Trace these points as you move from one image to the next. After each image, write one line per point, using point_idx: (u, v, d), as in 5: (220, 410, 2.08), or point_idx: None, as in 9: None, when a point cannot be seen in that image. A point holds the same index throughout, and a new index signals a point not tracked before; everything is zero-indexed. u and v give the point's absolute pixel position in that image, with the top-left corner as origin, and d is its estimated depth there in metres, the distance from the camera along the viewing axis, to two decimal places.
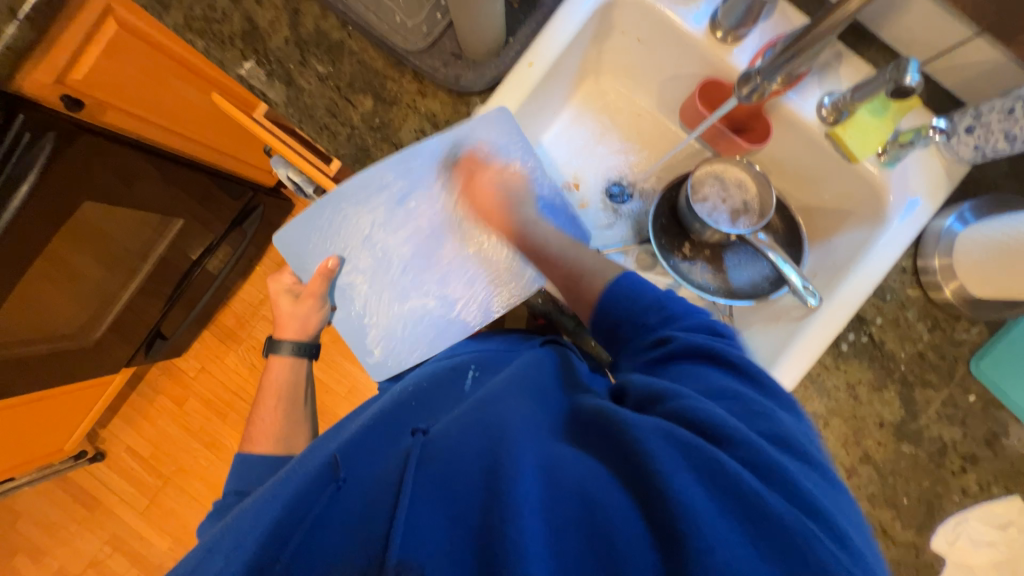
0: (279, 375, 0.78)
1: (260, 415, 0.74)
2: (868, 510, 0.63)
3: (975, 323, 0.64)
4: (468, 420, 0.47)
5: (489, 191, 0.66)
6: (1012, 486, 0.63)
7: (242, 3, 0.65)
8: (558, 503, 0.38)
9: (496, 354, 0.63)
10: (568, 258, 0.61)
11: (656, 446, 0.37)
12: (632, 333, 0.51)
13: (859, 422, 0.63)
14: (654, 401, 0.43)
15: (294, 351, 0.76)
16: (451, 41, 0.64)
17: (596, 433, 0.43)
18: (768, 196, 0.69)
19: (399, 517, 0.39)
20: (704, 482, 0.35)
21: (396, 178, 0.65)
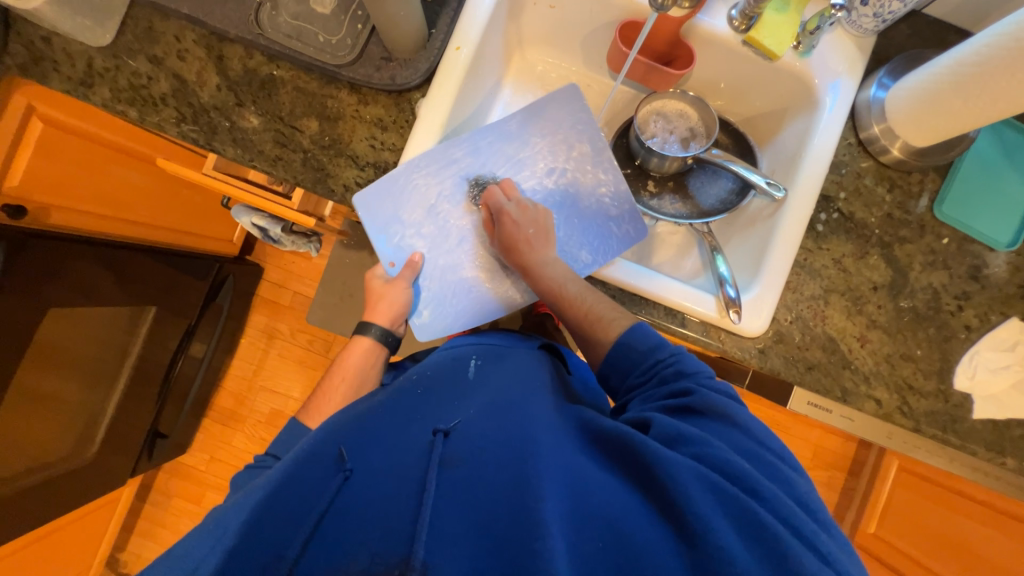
0: (357, 362, 0.71)
1: (328, 394, 0.71)
2: (888, 371, 0.66)
3: (927, 172, 0.68)
4: (499, 439, 0.50)
5: (536, 216, 0.65)
6: (1006, 310, 0.67)
7: (164, 63, 0.65)
8: (578, 520, 0.43)
9: (495, 349, 0.68)
10: (588, 302, 0.61)
11: (693, 487, 0.42)
12: (649, 387, 0.55)
13: (855, 292, 0.67)
14: (680, 441, 0.47)
15: (379, 337, 0.70)
16: (378, 46, 0.65)
17: (615, 450, 0.49)
18: (709, 116, 0.73)
19: (423, 519, 0.44)
20: (736, 527, 0.40)
21: (465, 154, 0.67)
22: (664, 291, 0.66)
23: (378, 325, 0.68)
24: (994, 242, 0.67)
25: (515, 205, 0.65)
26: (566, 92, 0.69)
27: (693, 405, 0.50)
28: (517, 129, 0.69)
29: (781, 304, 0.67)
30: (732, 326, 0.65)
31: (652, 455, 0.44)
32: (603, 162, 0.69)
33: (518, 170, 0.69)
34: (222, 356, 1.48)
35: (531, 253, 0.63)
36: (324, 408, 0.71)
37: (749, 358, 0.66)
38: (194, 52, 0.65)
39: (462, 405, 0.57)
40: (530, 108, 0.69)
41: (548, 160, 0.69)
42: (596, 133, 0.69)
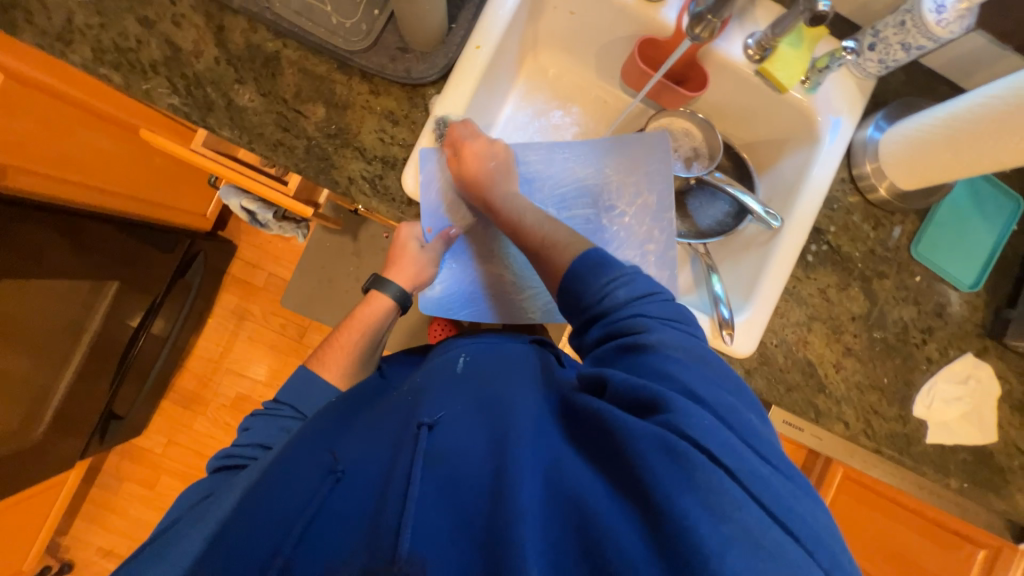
0: (370, 316, 0.69)
1: (335, 346, 0.69)
2: (858, 396, 0.71)
3: (907, 213, 0.73)
4: (481, 430, 0.48)
5: (497, 150, 0.63)
6: (963, 346, 0.73)
7: (156, 27, 0.60)
8: (554, 507, 0.41)
9: (483, 345, 0.64)
10: (545, 230, 0.59)
11: (656, 459, 0.40)
12: (603, 318, 0.52)
13: (835, 320, 0.71)
14: (645, 407, 0.44)
15: (399, 295, 0.68)
16: (394, 35, 0.62)
17: (590, 426, 0.47)
18: (714, 139, 0.76)
19: (408, 513, 0.41)
20: (709, 507, 0.37)
21: (536, 159, 0.70)
22: None
23: (400, 286, 0.66)
24: (959, 282, 0.73)
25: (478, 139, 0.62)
26: (654, 138, 0.70)
27: (642, 345, 0.48)
28: (594, 145, 0.71)
29: (768, 327, 0.70)
30: (725, 347, 0.67)
31: (619, 430, 0.42)
32: (666, 218, 0.69)
33: (579, 185, 0.70)
34: (186, 336, 1.40)
35: (491, 188, 0.62)
36: (330, 359, 0.69)
37: None
38: (190, 19, 0.60)
39: (446, 399, 0.53)
40: (615, 142, 0.71)
41: (618, 181, 0.70)
42: (667, 188, 0.70)
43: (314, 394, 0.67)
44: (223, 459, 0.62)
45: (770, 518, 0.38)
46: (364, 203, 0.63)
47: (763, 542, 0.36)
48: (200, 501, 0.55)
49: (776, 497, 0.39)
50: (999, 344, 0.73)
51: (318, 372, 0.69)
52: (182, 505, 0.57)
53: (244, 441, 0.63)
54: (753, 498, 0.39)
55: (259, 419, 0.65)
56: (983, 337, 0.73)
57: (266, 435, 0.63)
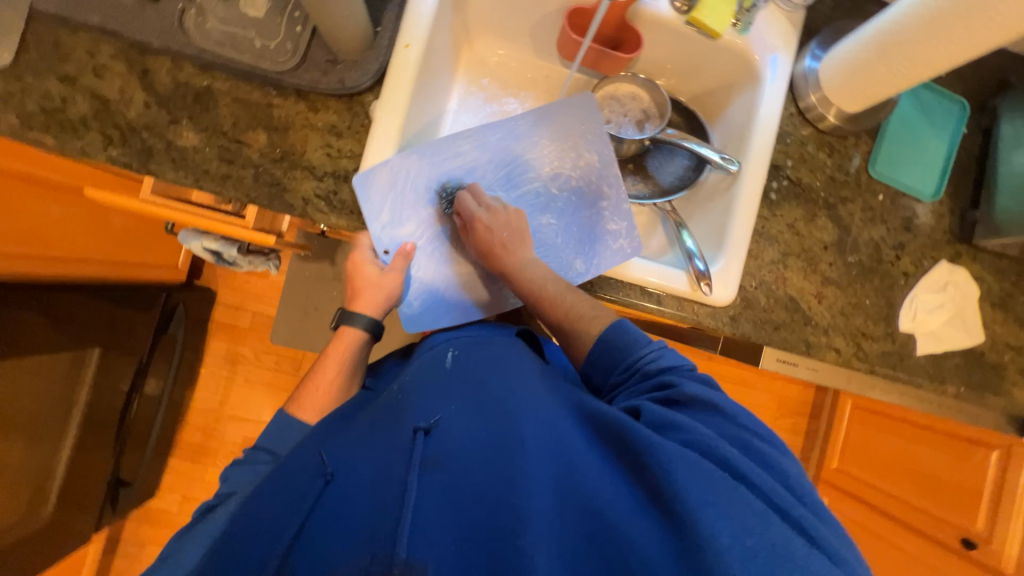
0: (343, 353, 0.68)
1: (312, 388, 0.68)
2: (844, 321, 0.71)
3: (860, 135, 0.74)
4: (483, 429, 0.49)
5: (509, 218, 0.65)
6: (936, 255, 0.74)
7: (80, 81, 0.59)
8: (566, 515, 0.43)
9: (475, 339, 0.65)
10: (568, 301, 0.62)
11: (683, 476, 0.43)
12: (632, 381, 0.58)
13: (809, 252, 0.71)
14: (664, 429, 0.49)
15: (368, 326, 0.67)
16: (322, 48, 0.62)
17: (610, 442, 0.49)
18: (660, 97, 0.76)
19: (405, 519, 0.41)
20: (725, 513, 0.41)
21: (470, 149, 0.68)
22: (629, 267, 0.67)
23: (369, 315, 0.66)
24: (921, 194, 0.74)
25: (486, 210, 0.65)
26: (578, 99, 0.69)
27: (678, 397, 0.53)
28: (538, 154, 0.69)
29: (745, 271, 0.70)
30: (705, 298, 0.67)
31: (642, 444, 0.46)
32: (612, 174, 0.69)
33: (526, 170, 0.69)
34: (182, 390, 1.39)
35: (508, 257, 0.63)
36: (311, 401, 0.68)
37: (721, 327, 0.69)
38: (113, 67, 0.59)
39: (442, 399, 0.54)
40: (540, 110, 0.69)
41: (561, 188, 0.69)
42: (604, 143, 0.70)
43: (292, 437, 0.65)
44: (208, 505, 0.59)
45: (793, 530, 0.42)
46: (324, 221, 0.62)
47: (786, 551, 0.39)
48: (199, 527, 0.55)
49: (798, 519, 0.43)
50: (970, 247, 0.75)
51: (300, 417, 0.67)
52: (181, 536, 0.55)
53: (223, 491, 0.60)
54: (775, 512, 0.43)
55: (236, 470, 0.64)
56: (954, 243, 0.74)
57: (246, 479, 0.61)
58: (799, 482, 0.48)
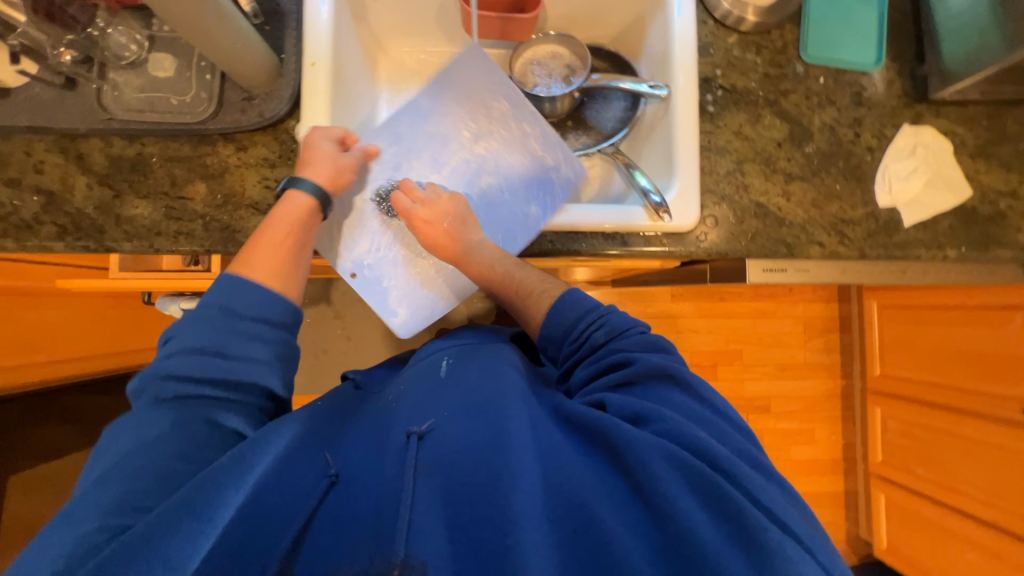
0: (291, 218, 0.59)
1: (259, 246, 0.57)
2: (819, 214, 0.69)
3: (783, 25, 0.73)
4: (474, 427, 0.50)
5: (446, 206, 0.65)
6: (896, 122, 0.71)
7: (24, 182, 0.62)
8: (555, 508, 0.44)
9: (464, 346, 0.64)
10: (517, 278, 0.63)
11: (661, 467, 0.44)
12: (587, 356, 0.59)
13: (764, 154, 0.70)
14: (639, 419, 0.50)
15: (319, 191, 0.60)
16: (235, 89, 0.64)
17: (589, 436, 0.50)
18: (581, 49, 0.76)
19: (404, 519, 0.42)
20: (701, 503, 0.43)
21: (388, 145, 0.70)
22: (587, 216, 0.66)
23: (317, 183, 0.60)
24: (864, 65, 0.72)
25: (420, 205, 0.65)
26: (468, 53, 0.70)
27: (634, 375, 0.54)
28: (457, 123, 0.72)
29: (704, 189, 0.69)
30: (668, 227, 0.66)
31: (620, 438, 0.47)
32: (525, 108, 0.70)
33: (445, 146, 0.72)
34: None
35: (455, 244, 0.64)
36: (258, 260, 0.56)
37: (694, 251, 0.68)
38: (50, 161, 0.62)
39: (431, 399, 0.54)
40: (440, 77, 0.71)
41: (489, 146, 0.71)
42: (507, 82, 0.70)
43: (250, 299, 0.54)
44: (162, 389, 0.49)
45: (767, 517, 0.42)
46: None
47: (765, 542, 0.40)
48: (179, 464, 0.45)
49: (774, 504, 0.44)
50: (929, 105, 0.72)
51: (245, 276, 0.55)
52: (141, 450, 0.45)
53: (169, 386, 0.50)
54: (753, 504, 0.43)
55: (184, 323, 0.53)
56: (912, 105, 0.72)
57: (203, 335, 0.52)
58: (758, 458, 0.49)
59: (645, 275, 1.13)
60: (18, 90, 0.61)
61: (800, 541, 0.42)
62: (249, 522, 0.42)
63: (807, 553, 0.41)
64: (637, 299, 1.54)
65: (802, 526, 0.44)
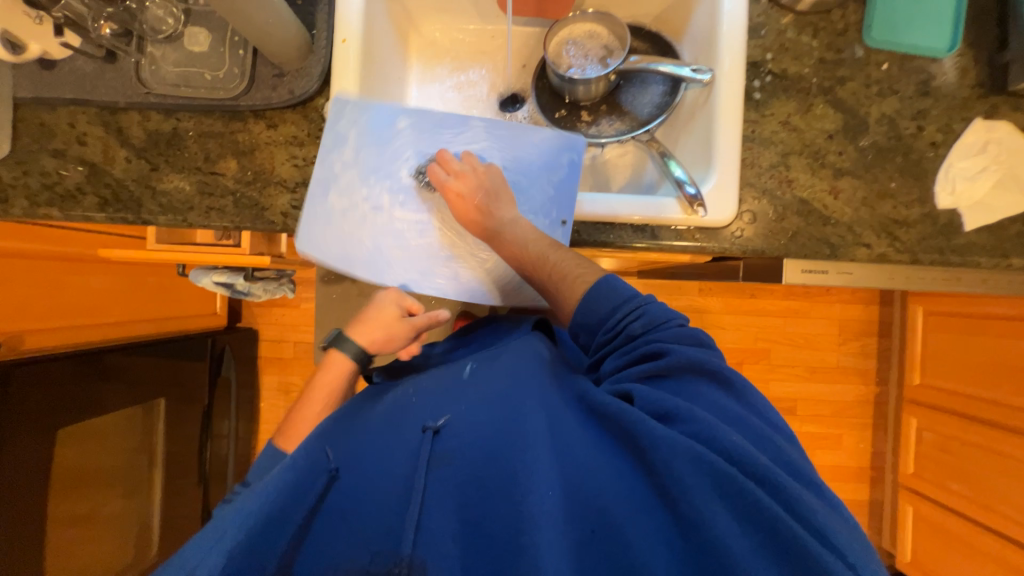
0: (330, 384, 0.65)
1: (302, 416, 0.64)
2: (868, 213, 0.64)
3: (846, 5, 0.67)
4: (486, 427, 0.49)
5: (480, 178, 0.61)
6: (966, 115, 0.65)
7: (68, 152, 0.64)
8: (572, 513, 0.44)
9: (488, 348, 0.63)
10: (551, 259, 0.58)
11: (686, 472, 0.43)
12: (621, 345, 0.55)
13: (813, 146, 0.65)
14: (665, 417, 0.48)
15: (360, 356, 0.66)
16: (267, 65, 0.64)
17: (612, 432, 0.49)
18: (620, 29, 0.72)
19: (412, 518, 0.44)
20: (732, 510, 0.42)
21: (364, 202, 0.62)
22: (617, 206, 0.63)
23: (360, 346, 0.66)
24: (933, 51, 0.65)
25: (454, 176, 0.61)
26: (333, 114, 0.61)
27: (669, 368, 0.51)
28: (338, 137, 0.61)
29: (744, 183, 0.65)
30: (702, 222, 0.63)
31: (646, 440, 0.45)
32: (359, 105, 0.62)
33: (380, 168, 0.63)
34: (248, 426, 1.49)
35: (489, 221, 0.60)
36: (297, 431, 0.63)
37: (729, 248, 0.64)
38: (93, 133, 0.64)
39: (447, 397, 0.55)
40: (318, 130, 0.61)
41: (386, 126, 0.63)
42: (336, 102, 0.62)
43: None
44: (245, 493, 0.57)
45: (801, 524, 0.41)
46: None
47: (800, 551, 0.39)
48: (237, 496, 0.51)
49: (811, 512, 0.41)
50: (1007, 97, 0.65)
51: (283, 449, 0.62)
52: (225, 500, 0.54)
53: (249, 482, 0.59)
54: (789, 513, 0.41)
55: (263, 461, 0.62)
56: (986, 96, 0.65)
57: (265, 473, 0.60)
58: (797, 463, 0.47)
59: (675, 268, 1.10)
60: (63, 62, 0.63)
61: (839, 552, 0.40)
62: (273, 517, 0.45)
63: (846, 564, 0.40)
64: (666, 291, 1.50)
65: (840, 534, 0.41)
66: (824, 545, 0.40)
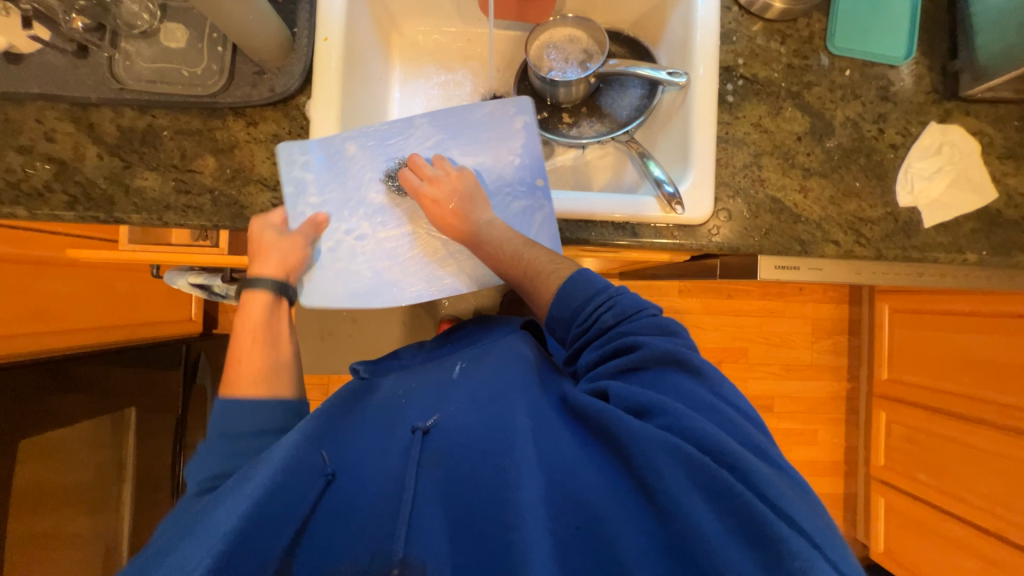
0: (259, 320, 0.60)
1: (236, 361, 0.59)
2: (836, 212, 0.67)
3: (811, 14, 0.70)
4: (476, 427, 0.50)
5: (453, 183, 0.61)
6: (923, 119, 0.69)
7: (35, 149, 0.62)
8: (559, 506, 0.45)
9: (477, 348, 0.64)
10: (526, 258, 0.58)
11: (666, 462, 0.44)
12: (594, 338, 0.57)
13: (783, 147, 0.68)
14: (644, 413, 0.49)
15: (277, 286, 0.60)
16: (247, 62, 0.63)
17: (595, 430, 0.50)
18: (599, 34, 0.74)
19: (403, 519, 0.44)
20: (709, 498, 0.42)
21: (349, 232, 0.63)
22: (599, 206, 0.65)
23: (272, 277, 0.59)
24: (891, 58, 0.69)
25: (428, 182, 0.61)
26: (288, 156, 0.60)
27: (645, 359, 0.53)
28: (298, 185, 0.61)
29: (718, 182, 0.67)
30: (680, 220, 0.65)
31: (625, 432, 0.46)
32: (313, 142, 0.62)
33: (354, 193, 0.64)
34: None
35: (467, 222, 0.61)
36: (244, 378, 0.58)
37: (706, 245, 0.66)
38: (62, 129, 0.62)
39: (437, 398, 0.55)
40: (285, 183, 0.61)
41: (337, 155, 0.62)
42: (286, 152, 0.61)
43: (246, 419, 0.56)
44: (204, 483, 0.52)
45: (776, 512, 0.41)
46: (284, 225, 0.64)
47: (772, 539, 0.40)
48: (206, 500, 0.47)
49: (785, 501, 0.42)
50: (959, 102, 0.69)
51: (236, 396, 0.57)
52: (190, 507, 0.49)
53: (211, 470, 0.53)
54: (762, 500, 0.42)
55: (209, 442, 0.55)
56: (940, 102, 0.69)
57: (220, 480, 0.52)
58: (768, 453, 0.48)
59: (653, 268, 1.12)
60: (31, 56, 0.61)
61: (808, 536, 0.40)
62: (262, 520, 0.42)
63: (820, 552, 0.39)
64: (645, 292, 1.53)
65: (813, 522, 0.42)
66: (796, 531, 0.40)
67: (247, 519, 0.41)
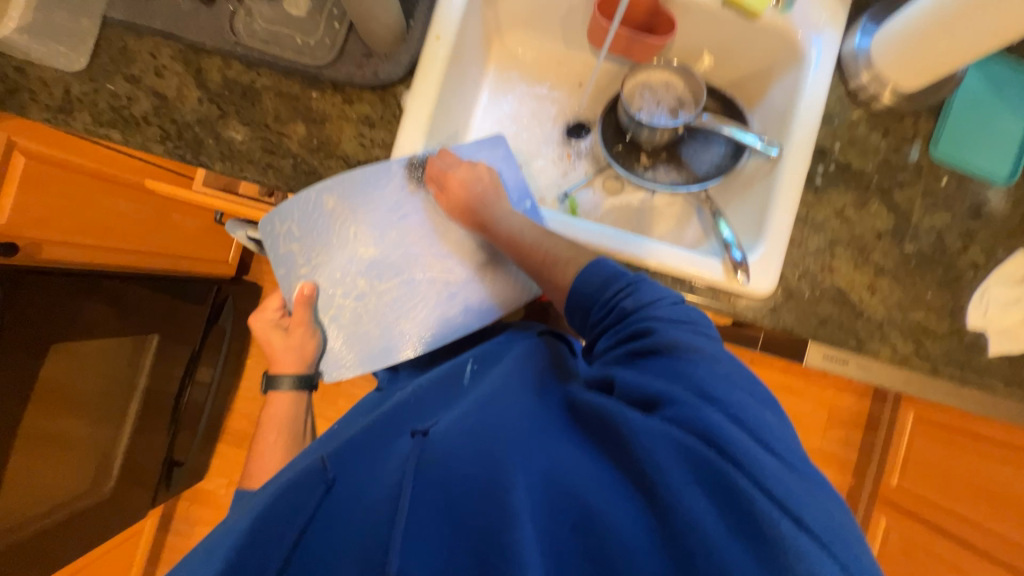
0: (280, 412, 0.74)
1: (261, 453, 0.72)
2: (901, 316, 0.65)
3: (919, 114, 0.69)
4: (468, 421, 0.48)
5: (480, 172, 0.67)
6: (1011, 243, 0.67)
7: (142, 81, 0.64)
8: (551, 502, 0.41)
9: (493, 351, 0.66)
10: (544, 247, 0.61)
11: (665, 454, 0.41)
12: (614, 324, 0.55)
13: (860, 241, 0.66)
14: (650, 404, 0.45)
15: (296, 383, 0.72)
16: (358, 43, 0.65)
17: (591, 429, 0.48)
18: (697, 84, 0.73)
19: (400, 522, 0.39)
20: (709, 495, 0.39)
21: (343, 296, 0.67)
22: (664, 257, 0.64)
23: (291, 371, 0.71)
24: (992, 176, 0.67)
25: (457, 164, 0.66)
26: (269, 229, 0.66)
27: (655, 344, 0.50)
28: (287, 262, 0.67)
29: (787, 261, 0.66)
30: (742, 289, 0.64)
31: (624, 426, 0.44)
32: (287, 206, 0.65)
33: (338, 252, 0.67)
34: (229, 379, 1.48)
35: (486, 208, 0.65)
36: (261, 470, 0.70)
37: (761, 319, 0.65)
38: (171, 67, 0.64)
39: (440, 407, 0.55)
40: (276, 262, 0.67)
41: (317, 217, 0.65)
42: (267, 228, 0.66)
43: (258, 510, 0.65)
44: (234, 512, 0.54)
45: (782, 511, 0.38)
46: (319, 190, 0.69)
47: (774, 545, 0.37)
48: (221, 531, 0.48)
49: (792, 496, 0.39)
50: None
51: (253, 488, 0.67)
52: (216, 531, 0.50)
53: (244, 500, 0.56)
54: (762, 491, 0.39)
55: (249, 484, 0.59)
56: None
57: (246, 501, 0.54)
58: (780, 435, 0.44)
59: None
60: None
61: (817, 539, 0.37)
62: (263, 535, 0.43)
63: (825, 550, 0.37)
64: None
65: (822, 520, 0.39)
66: (801, 531, 0.37)
67: (251, 530, 0.44)
